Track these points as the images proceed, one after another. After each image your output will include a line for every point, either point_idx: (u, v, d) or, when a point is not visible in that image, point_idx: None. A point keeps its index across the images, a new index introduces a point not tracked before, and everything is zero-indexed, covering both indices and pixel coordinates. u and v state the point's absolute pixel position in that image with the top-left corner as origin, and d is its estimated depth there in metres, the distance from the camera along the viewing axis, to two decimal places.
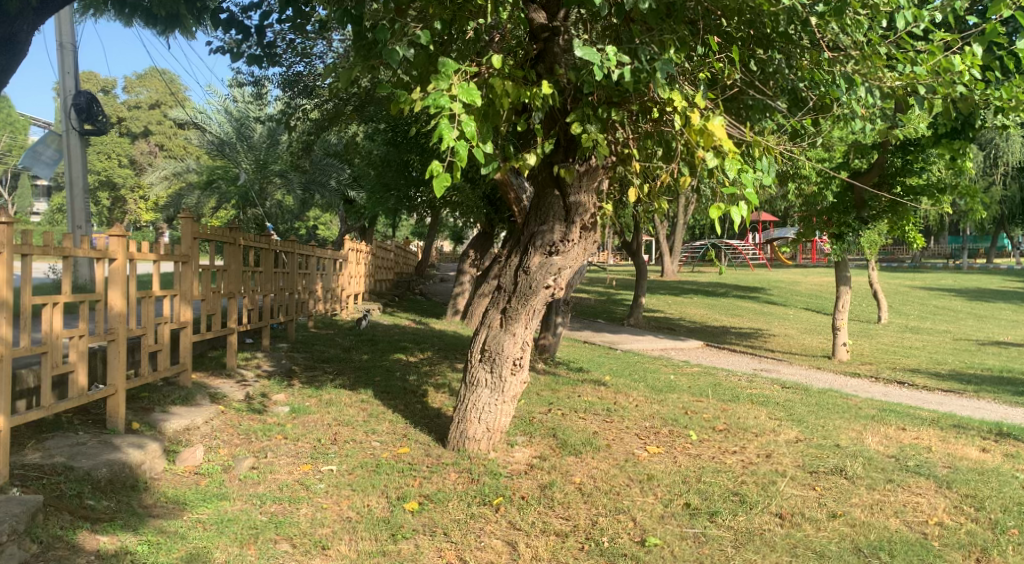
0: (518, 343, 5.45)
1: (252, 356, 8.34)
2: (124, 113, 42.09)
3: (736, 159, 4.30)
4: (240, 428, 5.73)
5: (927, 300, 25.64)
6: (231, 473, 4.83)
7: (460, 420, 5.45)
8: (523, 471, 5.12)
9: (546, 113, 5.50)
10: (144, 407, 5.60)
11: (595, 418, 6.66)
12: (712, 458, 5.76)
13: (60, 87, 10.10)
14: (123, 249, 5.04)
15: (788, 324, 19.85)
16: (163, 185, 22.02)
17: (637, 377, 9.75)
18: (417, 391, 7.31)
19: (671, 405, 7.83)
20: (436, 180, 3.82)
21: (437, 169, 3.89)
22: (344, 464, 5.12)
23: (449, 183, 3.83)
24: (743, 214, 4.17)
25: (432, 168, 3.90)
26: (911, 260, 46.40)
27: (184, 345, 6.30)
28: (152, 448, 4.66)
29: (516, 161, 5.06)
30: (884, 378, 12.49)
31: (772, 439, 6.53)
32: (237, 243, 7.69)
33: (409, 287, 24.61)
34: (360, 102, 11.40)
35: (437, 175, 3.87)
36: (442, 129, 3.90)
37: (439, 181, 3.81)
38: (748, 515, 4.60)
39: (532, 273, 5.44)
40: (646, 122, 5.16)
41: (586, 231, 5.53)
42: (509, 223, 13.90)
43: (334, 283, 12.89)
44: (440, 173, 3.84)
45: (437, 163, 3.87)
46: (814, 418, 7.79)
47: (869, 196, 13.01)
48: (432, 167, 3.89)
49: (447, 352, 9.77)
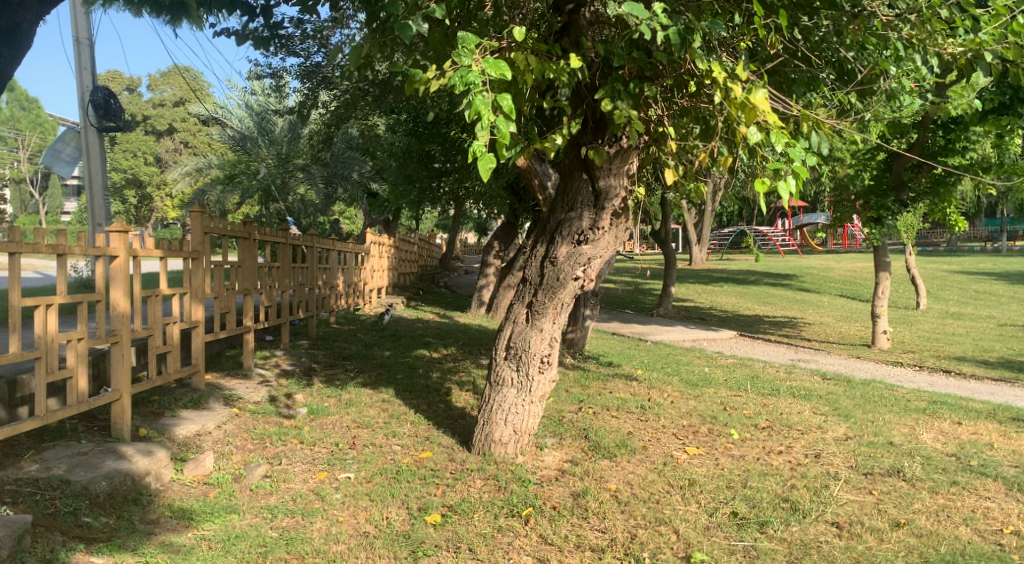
0: (545, 339, 5.09)
1: (271, 355, 8.08)
2: (149, 111, 42.50)
3: (783, 134, 3.90)
4: (255, 432, 5.44)
5: (967, 284, 24.80)
6: (243, 482, 4.54)
7: (485, 423, 5.10)
8: (554, 477, 4.76)
9: (573, 90, 5.11)
10: (153, 412, 5.32)
11: (628, 417, 6.28)
12: (757, 460, 5.36)
13: (77, 83, 9.88)
14: (124, 246, 4.78)
15: (823, 312, 19.24)
16: (185, 181, 21.96)
17: (670, 370, 9.34)
18: (440, 390, 6.99)
19: (708, 400, 7.41)
20: (481, 163, 3.44)
21: (480, 151, 3.50)
22: (363, 471, 4.80)
23: (496, 165, 3.45)
24: (791, 191, 3.81)
25: (473, 149, 3.52)
26: (948, 243, 45.24)
27: (197, 345, 6.03)
28: (159, 457, 4.36)
29: (540, 143, 4.68)
30: (930, 366, 11.91)
31: (820, 437, 6.09)
32: (251, 238, 7.41)
33: (434, 280, 24.36)
34: (382, 91, 11.10)
35: (482, 156, 3.49)
36: (477, 106, 3.52)
37: (486, 163, 3.43)
38: (802, 525, 4.19)
39: (559, 263, 5.05)
40: (683, 97, 4.76)
41: (618, 218, 5.13)
42: (534, 213, 13.49)
43: (356, 277, 12.60)
44: (486, 154, 3.46)
45: (478, 145, 3.50)
46: (862, 412, 7.34)
47: (908, 177, 12.33)
48: (477, 151, 3.51)
49: (472, 347, 9.44)
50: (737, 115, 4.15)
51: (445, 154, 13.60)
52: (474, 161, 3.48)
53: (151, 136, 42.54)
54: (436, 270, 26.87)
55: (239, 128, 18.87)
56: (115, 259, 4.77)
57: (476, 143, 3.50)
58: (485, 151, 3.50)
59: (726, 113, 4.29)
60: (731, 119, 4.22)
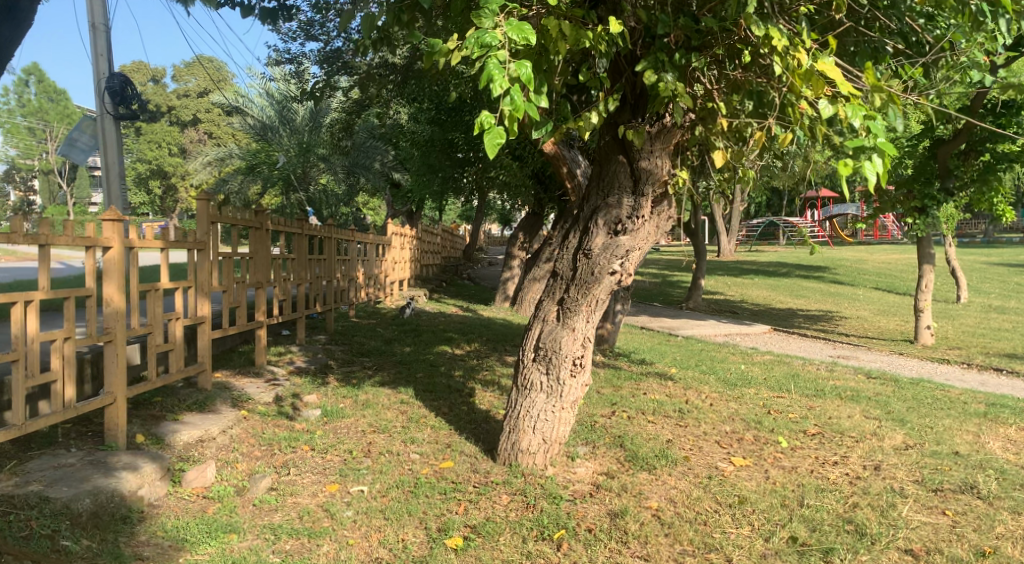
0: (578, 339, 4.61)
1: (286, 351, 7.70)
2: (175, 102, 42.67)
3: (861, 107, 3.53)
4: (263, 437, 5.06)
5: (1008, 277, 23.81)
6: (246, 496, 4.16)
7: (512, 431, 4.65)
8: (588, 493, 4.29)
9: (610, 63, 4.60)
10: (153, 416, 4.97)
11: (666, 422, 5.78)
12: (811, 473, 4.85)
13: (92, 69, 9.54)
14: (119, 236, 4.41)
15: (859, 305, 18.55)
16: (206, 171, 21.72)
17: (706, 369, 8.80)
18: (463, 389, 6.55)
19: (749, 403, 6.89)
20: (488, 137, 2.97)
21: (490, 124, 3.03)
22: (377, 484, 4.37)
23: (504, 140, 2.98)
24: (879, 170, 3.36)
25: (482, 121, 3.06)
26: (985, 236, 43.85)
27: (203, 344, 5.65)
28: (151, 470, 4.00)
29: (573, 121, 4.20)
30: (980, 364, 11.25)
31: (877, 446, 5.54)
32: (264, 228, 7.00)
33: (458, 271, 23.94)
34: (403, 76, 10.65)
35: (490, 129, 3.02)
36: (489, 70, 3.03)
37: (493, 138, 2.96)
38: (872, 554, 3.68)
39: (594, 256, 4.55)
40: (736, 69, 4.29)
41: (658, 205, 4.64)
42: (560, 202, 12.95)
43: (377, 269, 12.22)
44: (494, 128, 2.98)
45: (488, 116, 3.03)
46: (917, 416, 6.75)
47: (955, 164, 11.53)
48: (483, 119, 3.05)
49: (496, 343, 8.98)
50: (802, 88, 3.77)
51: (468, 144, 12.99)
52: (480, 134, 3.01)
53: (176, 126, 42.65)
54: (460, 261, 26.51)
55: (261, 118, 18.24)
56: (110, 250, 4.39)
57: (486, 115, 3.04)
58: (495, 125, 3.03)
59: (788, 84, 3.88)
60: (795, 92, 3.81)
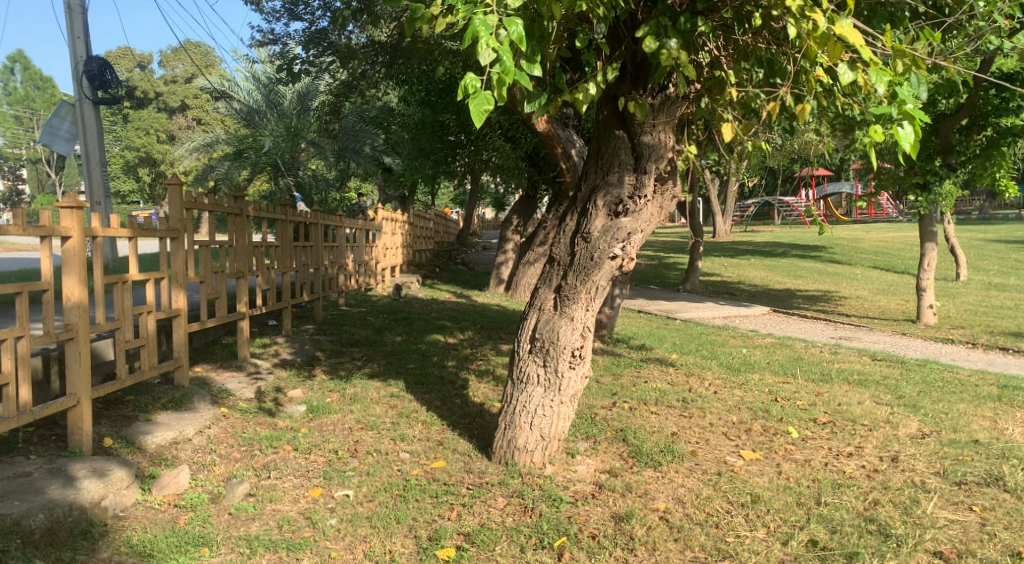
0: (577, 329, 4.30)
1: (271, 342, 7.37)
2: (161, 88, 42.01)
3: (887, 72, 3.30)
4: (243, 437, 4.75)
5: (1007, 253, 23.56)
6: (221, 504, 3.86)
7: (507, 427, 4.35)
8: (590, 494, 4.00)
9: (609, 29, 4.25)
10: (125, 416, 4.65)
11: (670, 413, 5.49)
12: (826, 466, 4.57)
13: (70, 53, 9.35)
14: (79, 224, 4.07)
15: (858, 284, 18.29)
16: (192, 157, 21.28)
17: (707, 354, 8.51)
18: (456, 381, 6.24)
19: (754, 390, 6.60)
20: (474, 102, 2.64)
21: (475, 87, 2.71)
22: (364, 488, 4.07)
23: (491, 107, 2.65)
24: (910, 139, 3.13)
25: (466, 84, 2.74)
26: (981, 212, 43.59)
27: (179, 338, 5.31)
28: (119, 477, 3.69)
29: (568, 93, 3.87)
30: (984, 343, 11.01)
31: (892, 435, 5.26)
32: (244, 214, 6.63)
33: (451, 256, 23.59)
34: (391, 55, 10.25)
35: (476, 94, 2.69)
36: (475, 28, 2.71)
37: (479, 104, 2.64)
38: (900, 558, 3.40)
39: (594, 240, 4.23)
40: (744, 33, 3.96)
41: (662, 184, 4.32)
42: (555, 183, 12.57)
43: (368, 256, 11.87)
44: (480, 92, 2.66)
45: (473, 78, 2.71)
46: (929, 401, 6.47)
47: (957, 140, 11.16)
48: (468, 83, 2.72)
49: (490, 331, 8.66)
50: (818, 52, 3.50)
51: (460, 127, 12.55)
52: (464, 100, 2.68)
53: (164, 113, 42.02)
54: (453, 245, 26.19)
55: (247, 101, 17.93)
56: (69, 239, 4.04)
57: (470, 77, 2.71)
58: (482, 88, 2.71)
59: (805, 49, 3.58)
60: (810, 57, 3.55)
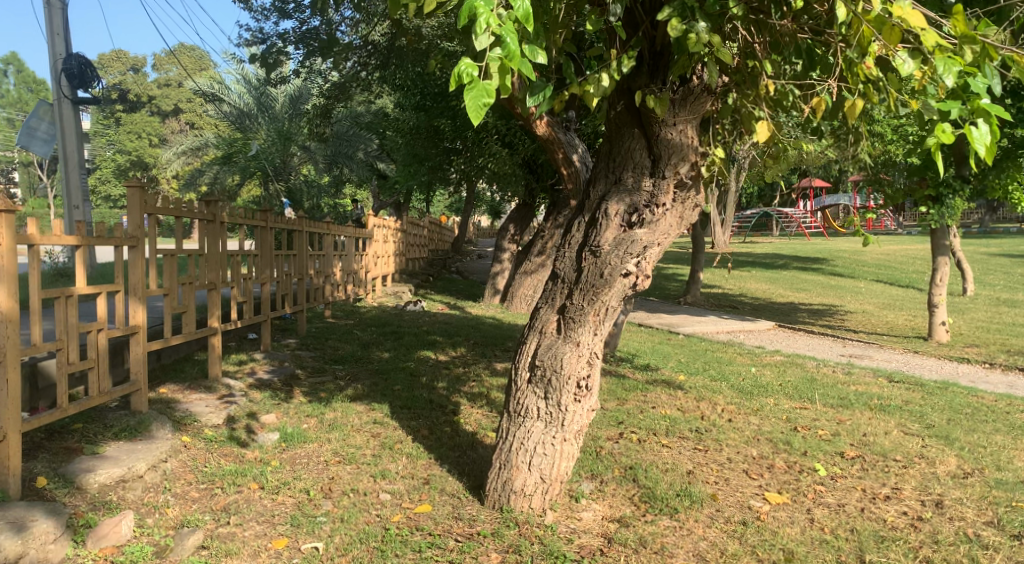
0: (583, 356, 3.76)
1: (247, 359, 6.80)
2: (155, 92, 41.55)
3: (957, 59, 2.66)
4: (204, 473, 4.19)
5: (1013, 268, 23.13)
6: (168, 559, 3.30)
7: (503, 467, 3.81)
8: (598, 550, 3.46)
9: (625, 12, 3.74)
10: (68, 449, 4.07)
11: (683, 447, 4.95)
12: (862, 513, 4.03)
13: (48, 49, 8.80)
14: (9, 232, 3.51)
15: (863, 298, 17.81)
16: (182, 161, 20.67)
17: (715, 374, 7.93)
18: (446, 406, 5.69)
19: (771, 417, 6.03)
20: (469, 94, 2.06)
21: (473, 76, 2.12)
22: (337, 538, 3.52)
23: (492, 100, 2.06)
24: (987, 141, 2.46)
25: (462, 71, 2.13)
26: (980, 225, 43.24)
27: (138, 357, 4.73)
28: (43, 528, 3.14)
29: (578, 84, 3.34)
30: (1002, 364, 10.50)
31: (928, 474, 4.72)
32: (217, 220, 6.05)
33: (445, 265, 23.02)
34: (383, 56, 9.72)
35: (472, 84, 2.12)
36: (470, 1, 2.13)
37: (476, 97, 2.05)
38: None
39: (604, 255, 3.69)
40: (783, 19, 3.44)
41: (682, 190, 3.81)
42: (553, 192, 12.07)
43: (357, 265, 11.29)
44: (478, 83, 2.07)
45: (470, 64, 2.12)
46: (962, 432, 5.92)
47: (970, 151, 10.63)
48: (462, 70, 2.14)
49: (484, 348, 8.11)
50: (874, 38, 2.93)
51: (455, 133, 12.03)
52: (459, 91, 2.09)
53: (157, 116, 41.48)
54: (447, 254, 25.64)
55: (237, 104, 17.31)
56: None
57: (467, 63, 2.12)
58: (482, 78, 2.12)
59: (856, 35, 3.03)
60: (862, 46, 2.99)
